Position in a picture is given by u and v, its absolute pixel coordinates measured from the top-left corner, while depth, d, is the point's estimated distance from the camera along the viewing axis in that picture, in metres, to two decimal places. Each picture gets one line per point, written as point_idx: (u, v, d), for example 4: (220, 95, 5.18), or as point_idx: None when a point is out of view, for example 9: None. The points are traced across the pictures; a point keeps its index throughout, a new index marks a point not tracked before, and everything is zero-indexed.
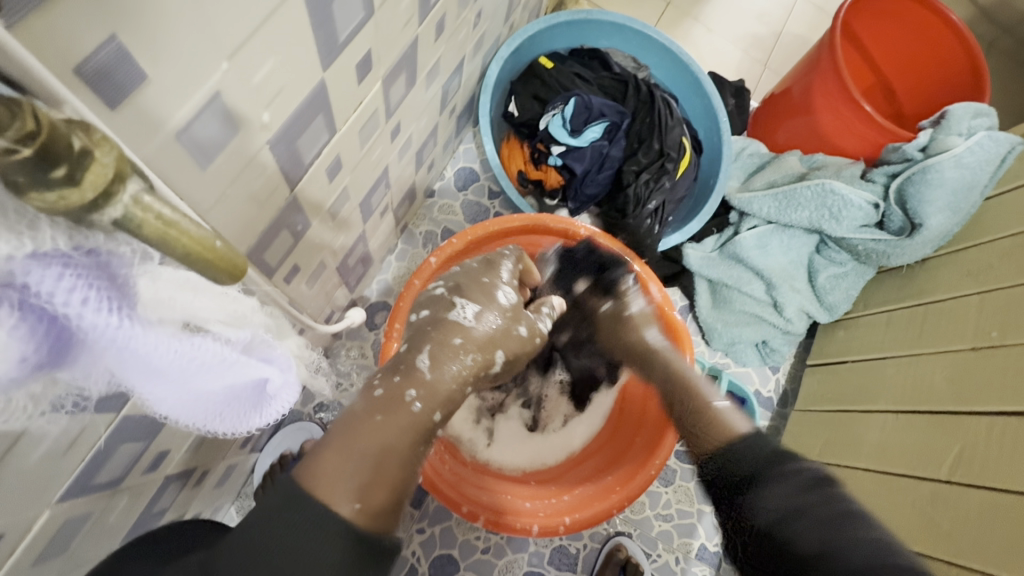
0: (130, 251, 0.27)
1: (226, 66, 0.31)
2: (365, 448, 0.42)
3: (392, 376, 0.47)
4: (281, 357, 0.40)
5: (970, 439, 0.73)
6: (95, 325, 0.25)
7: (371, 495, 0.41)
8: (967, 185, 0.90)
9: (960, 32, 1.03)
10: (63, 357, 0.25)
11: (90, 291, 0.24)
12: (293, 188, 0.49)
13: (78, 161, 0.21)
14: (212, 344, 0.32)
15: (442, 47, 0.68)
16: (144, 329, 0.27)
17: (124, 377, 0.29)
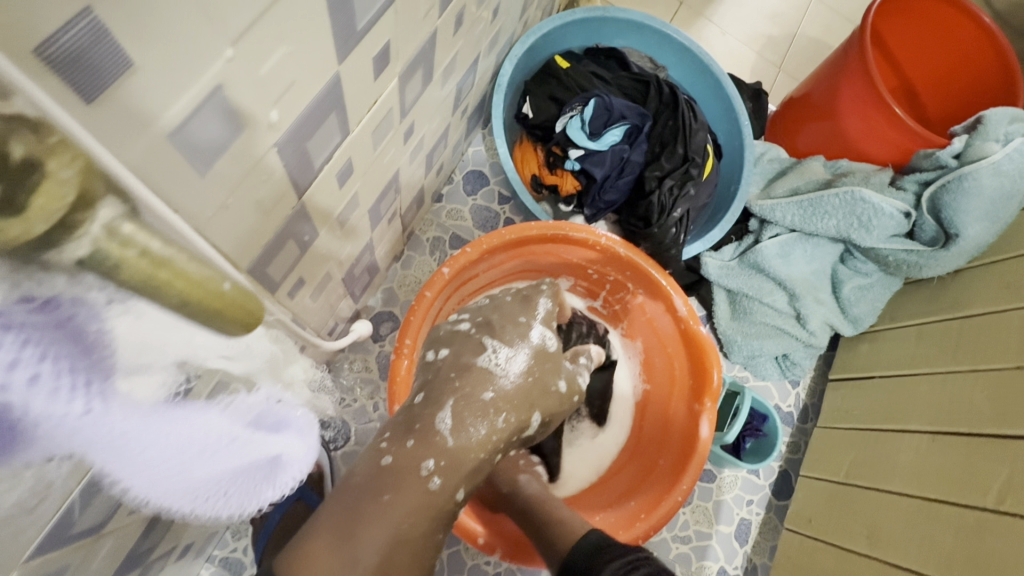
0: (99, 296, 0.23)
1: (229, 53, 0.26)
2: (382, 528, 0.44)
3: (404, 441, 0.50)
4: (298, 420, 0.40)
5: (1019, 466, 0.68)
6: (54, 413, 0.22)
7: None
8: (1006, 194, 0.85)
9: (992, 33, 0.99)
10: (14, 448, 0.22)
11: (43, 365, 0.21)
12: (301, 196, 0.43)
13: (26, 180, 0.18)
14: (216, 417, 0.31)
15: (459, 42, 0.63)
16: (123, 409, 0.25)
17: (113, 466, 0.27)
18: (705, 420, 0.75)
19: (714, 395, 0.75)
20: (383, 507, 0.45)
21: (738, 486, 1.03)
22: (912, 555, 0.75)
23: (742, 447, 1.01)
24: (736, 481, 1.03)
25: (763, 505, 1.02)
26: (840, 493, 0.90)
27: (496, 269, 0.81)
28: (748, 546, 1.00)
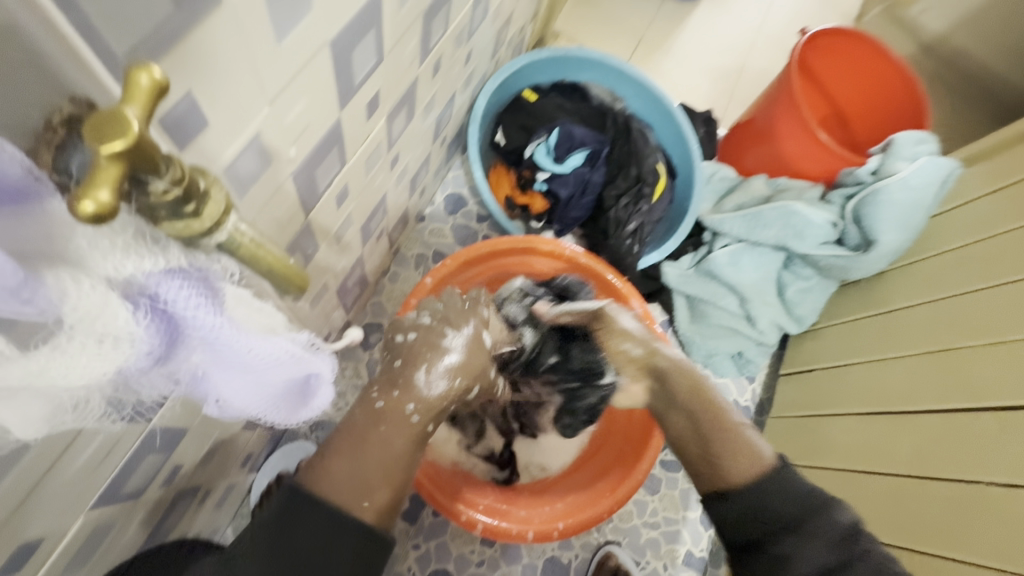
0: (221, 268, 0.31)
1: (267, 110, 0.36)
2: (374, 455, 0.53)
3: (390, 394, 0.57)
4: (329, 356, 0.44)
5: (929, 435, 0.80)
6: (201, 322, 0.29)
7: (379, 495, 0.52)
8: (914, 205, 0.99)
9: (902, 69, 1.13)
10: (173, 353, 0.30)
11: (196, 295, 0.29)
12: (307, 214, 0.53)
13: (199, 196, 0.26)
14: (287, 341, 0.36)
15: (437, 84, 0.74)
16: (238, 331, 0.32)
17: (212, 373, 0.33)
18: None
19: None
20: (377, 441, 0.54)
21: None
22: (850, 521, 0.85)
23: None
24: None
25: None
26: None
27: (474, 280, 0.92)
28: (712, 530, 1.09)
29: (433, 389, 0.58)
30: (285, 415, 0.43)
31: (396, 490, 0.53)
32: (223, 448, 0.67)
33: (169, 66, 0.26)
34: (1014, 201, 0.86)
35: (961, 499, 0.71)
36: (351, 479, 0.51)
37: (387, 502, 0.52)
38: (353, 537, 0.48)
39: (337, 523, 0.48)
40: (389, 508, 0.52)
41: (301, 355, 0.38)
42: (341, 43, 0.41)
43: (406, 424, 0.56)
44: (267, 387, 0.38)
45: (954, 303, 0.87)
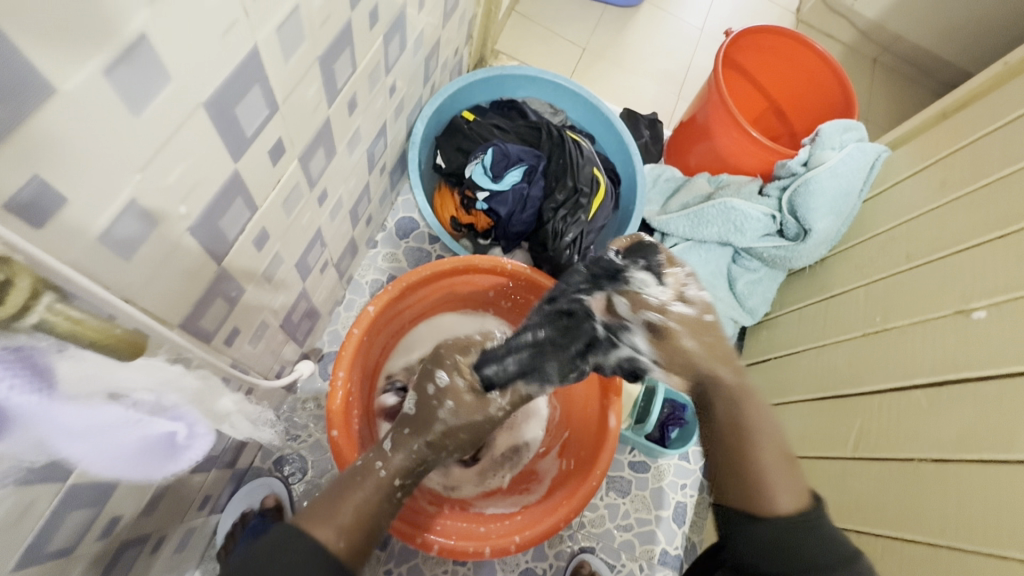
0: (48, 344, 0.35)
1: (138, 177, 0.38)
2: (349, 503, 0.55)
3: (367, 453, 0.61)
4: (189, 413, 0.51)
5: (868, 417, 0.81)
6: (19, 403, 0.34)
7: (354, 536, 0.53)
8: (845, 192, 1.03)
9: (830, 61, 1.17)
10: (5, 430, 0.33)
11: (16, 379, 0.33)
12: (220, 262, 0.54)
13: None
14: (116, 407, 0.41)
15: (358, 118, 0.76)
16: (64, 400, 0.37)
17: (49, 447, 0.38)
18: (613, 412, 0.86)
19: (618, 390, 0.87)
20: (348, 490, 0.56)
21: (671, 472, 1.13)
22: None
23: (668, 435, 1.11)
24: (669, 468, 1.13)
25: (695, 487, 1.13)
26: None
27: (417, 302, 0.93)
28: (686, 527, 1.09)
29: (397, 452, 0.61)
30: (149, 475, 0.50)
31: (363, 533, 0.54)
32: (171, 495, 0.68)
33: (4, 160, 0.28)
34: (934, 181, 0.90)
35: (900, 477, 0.73)
36: (330, 528, 0.51)
37: (359, 540, 0.53)
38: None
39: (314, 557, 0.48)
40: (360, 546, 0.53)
41: (142, 417, 0.44)
42: (218, 104, 0.43)
43: (375, 478, 0.58)
44: (117, 451, 0.44)
45: (886, 284, 0.90)
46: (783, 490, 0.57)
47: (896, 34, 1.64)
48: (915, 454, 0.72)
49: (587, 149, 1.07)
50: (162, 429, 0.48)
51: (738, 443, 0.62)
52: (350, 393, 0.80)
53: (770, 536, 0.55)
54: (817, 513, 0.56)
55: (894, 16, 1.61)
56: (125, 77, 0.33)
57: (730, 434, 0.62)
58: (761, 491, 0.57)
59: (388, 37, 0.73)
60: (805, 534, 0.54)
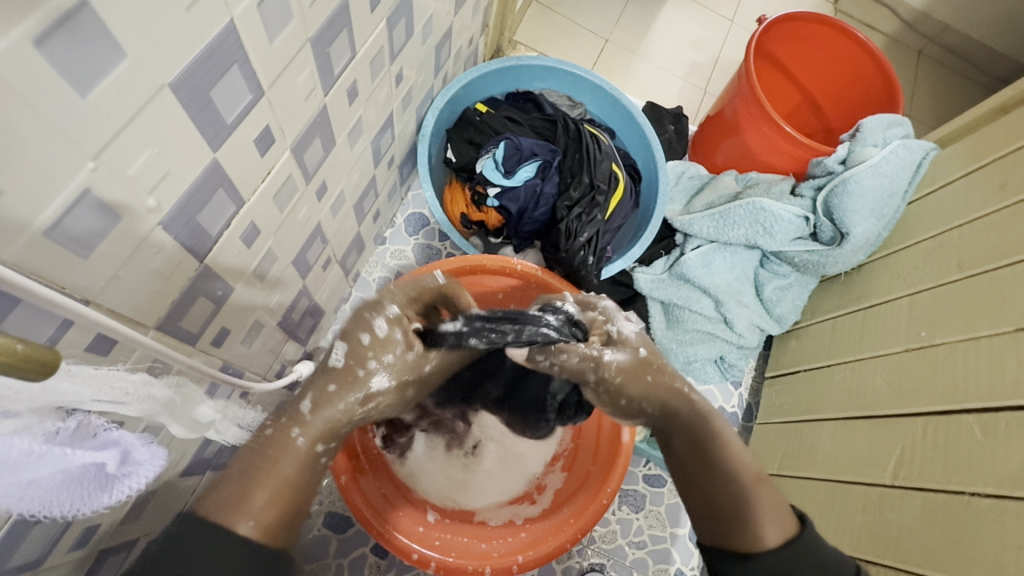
0: None
1: (92, 165, 0.34)
2: (268, 478, 0.51)
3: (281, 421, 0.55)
4: (124, 438, 0.39)
5: (909, 441, 0.74)
6: None
7: (265, 514, 0.49)
8: (887, 193, 0.94)
9: (874, 51, 1.08)
10: None
11: None
12: (202, 259, 0.51)
13: None
14: (17, 437, 0.32)
15: (360, 107, 0.72)
16: None
17: None
18: (626, 426, 0.81)
19: None
20: (268, 462, 0.52)
21: None
22: (834, 537, 0.79)
23: None
24: None
25: None
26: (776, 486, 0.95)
27: None
28: None
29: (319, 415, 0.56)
30: (78, 509, 0.38)
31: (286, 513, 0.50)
32: (157, 500, 0.65)
33: None
34: (990, 183, 0.81)
35: (943, 510, 0.66)
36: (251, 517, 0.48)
37: (276, 521, 0.49)
38: (242, 556, 0.46)
39: (217, 538, 0.45)
40: (280, 528, 0.49)
41: (58, 449, 0.35)
42: (189, 86, 0.39)
43: (295, 453, 0.54)
44: (21, 489, 0.33)
45: (932, 295, 0.82)
46: (770, 522, 0.54)
47: (943, 24, 1.53)
48: (963, 487, 0.65)
49: (605, 143, 1.01)
50: (85, 459, 0.36)
51: (708, 464, 0.59)
52: None
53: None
54: (807, 532, 0.55)
55: (942, 4, 1.50)
56: (61, 49, 0.29)
57: (697, 429, 0.60)
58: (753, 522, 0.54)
59: (393, 20, 0.68)
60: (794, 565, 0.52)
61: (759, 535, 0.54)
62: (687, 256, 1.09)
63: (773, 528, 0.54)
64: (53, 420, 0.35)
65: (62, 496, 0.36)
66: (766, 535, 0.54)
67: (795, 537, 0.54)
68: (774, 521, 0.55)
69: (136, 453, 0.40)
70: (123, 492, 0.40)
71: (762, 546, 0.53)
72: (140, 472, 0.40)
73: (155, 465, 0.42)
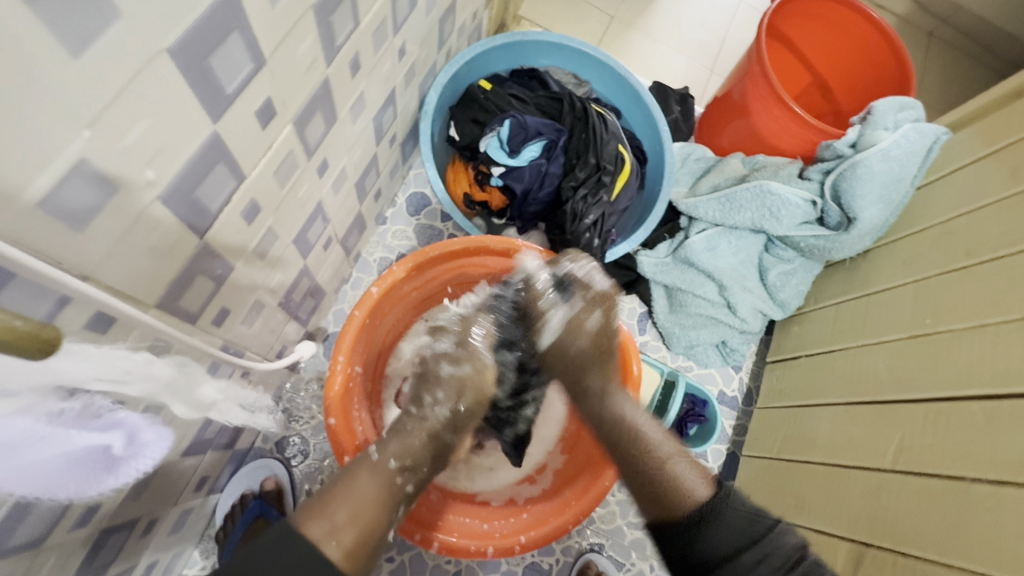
0: None
1: (86, 134, 0.32)
2: (346, 498, 0.54)
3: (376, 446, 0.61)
4: (131, 420, 0.40)
5: (912, 427, 0.74)
6: None
7: (346, 535, 0.51)
8: (897, 177, 0.93)
9: (887, 31, 1.06)
10: None
11: None
12: (202, 236, 0.49)
13: None
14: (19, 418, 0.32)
15: (363, 82, 0.70)
16: None
17: None
18: None
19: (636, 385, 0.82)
20: (346, 483, 0.56)
21: None
22: (832, 520, 0.80)
23: (686, 433, 1.05)
24: None
25: None
26: (776, 469, 0.95)
27: (424, 284, 0.87)
28: None
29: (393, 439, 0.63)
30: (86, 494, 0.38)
31: (363, 534, 0.53)
32: (159, 479, 0.64)
33: None
34: (1003, 168, 0.80)
35: (945, 495, 0.66)
36: (323, 522, 0.51)
37: (357, 544, 0.52)
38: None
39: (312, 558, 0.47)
40: (360, 551, 0.52)
41: (58, 430, 0.34)
42: (187, 53, 0.37)
43: (381, 470, 0.59)
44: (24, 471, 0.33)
45: (937, 282, 0.81)
46: (692, 481, 0.62)
47: (957, 5, 1.49)
48: (965, 473, 0.65)
49: (612, 123, 0.99)
50: (89, 442, 0.36)
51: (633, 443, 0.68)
52: (350, 378, 0.76)
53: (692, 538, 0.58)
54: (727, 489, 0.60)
55: None
56: (51, 8, 0.27)
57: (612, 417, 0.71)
58: (671, 482, 0.62)
59: None
60: (720, 525, 0.57)
61: (677, 501, 0.60)
62: (691, 240, 1.07)
63: (690, 482, 0.62)
64: (55, 399, 0.34)
65: (70, 480, 0.36)
66: (686, 498, 0.60)
67: (713, 495, 0.60)
68: (686, 480, 0.62)
69: (144, 434, 0.42)
70: (129, 475, 0.40)
71: (681, 501, 0.60)
72: (149, 453, 0.42)
73: (158, 449, 0.43)
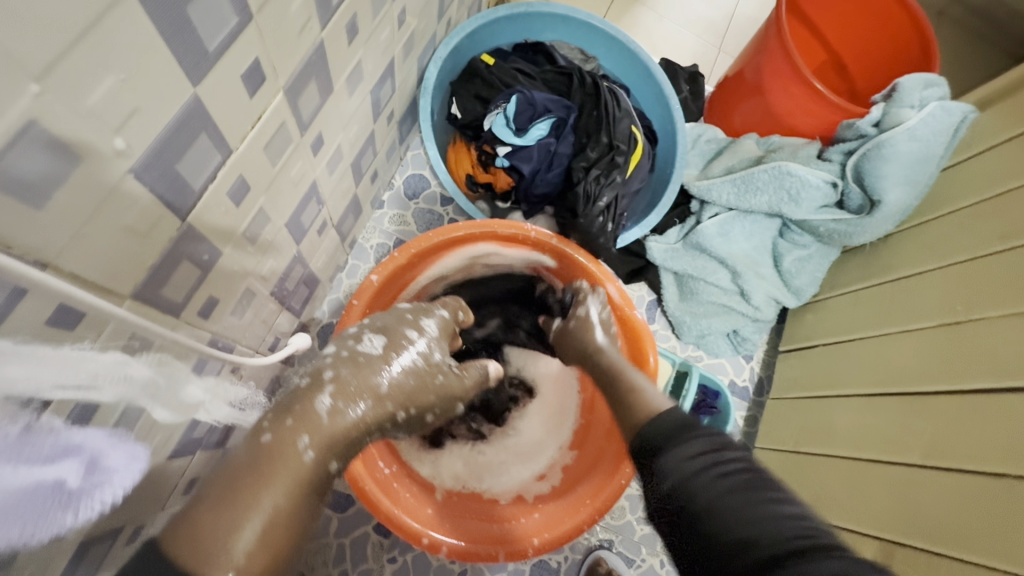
0: None
1: (36, 89, 0.27)
2: (249, 509, 0.41)
3: (281, 419, 0.47)
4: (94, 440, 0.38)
5: (944, 420, 0.71)
6: None
7: (252, 554, 0.40)
8: (923, 158, 0.88)
9: (910, 4, 1.00)
10: None
11: None
12: (185, 217, 0.43)
13: None
14: None
15: (360, 50, 0.63)
16: None
17: None
18: None
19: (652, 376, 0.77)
20: (254, 479, 0.43)
21: None
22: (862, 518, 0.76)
23: None
24: None
25: None
26: (793, 462, 0.92)
27: (426, 273, 0.82)
28: None
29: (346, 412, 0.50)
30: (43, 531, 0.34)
31: (277, 554, 0.42)
32: (143, 485, 0.59)
33: None
34: None
35: (981, 492, 0.63)
36: (203, 532, 0.39)
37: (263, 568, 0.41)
38: None
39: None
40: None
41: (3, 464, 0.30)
42: None
43: (291, 463, 0.45)
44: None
45: (967, 268, 0.78)
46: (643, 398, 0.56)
47: None
48: (1003, 469, 0.62)
49: (624, 100, 0.93)
50: (55, 471, 0.33)
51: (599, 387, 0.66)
52: None
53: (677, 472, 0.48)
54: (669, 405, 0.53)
55: None
56: None
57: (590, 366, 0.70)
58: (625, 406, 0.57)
59: None
60: (648, 428, 0.52)
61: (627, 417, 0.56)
62: (703, 224, 1.03)
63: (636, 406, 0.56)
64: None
65: (17, 520, 0.31)
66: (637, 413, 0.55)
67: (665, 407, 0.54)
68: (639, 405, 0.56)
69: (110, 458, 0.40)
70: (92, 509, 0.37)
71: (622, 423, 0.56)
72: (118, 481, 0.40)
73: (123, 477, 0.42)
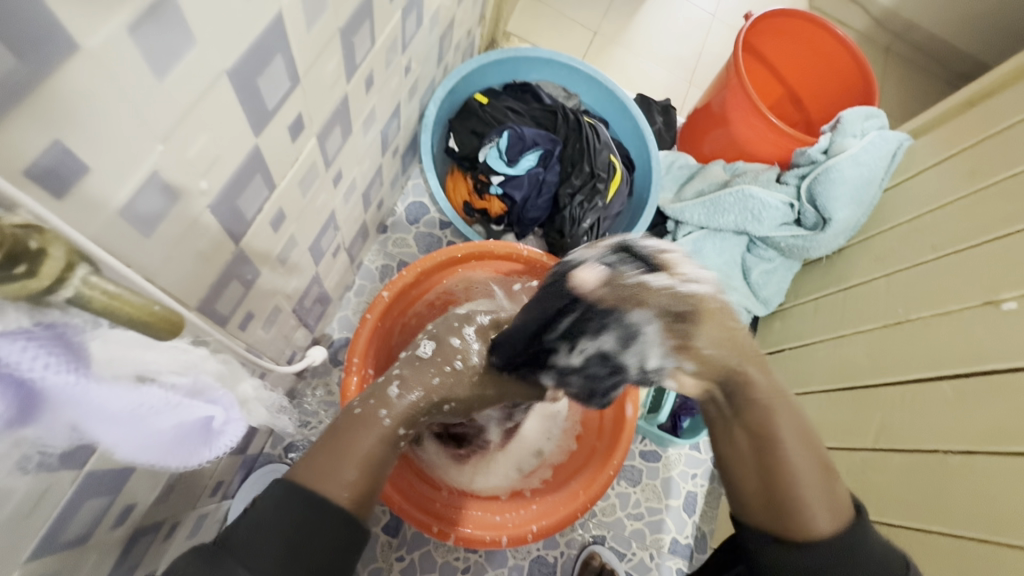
0: (82, 320, 0.33)
1: (160, 148, 0.36)
2: (353, 451, 0.54)
3: (367, 401, 0.60)
4: (225, 397, 0.46)
5: (891, 407, 0.81)
6: (56, 383, 0.31)
7: (356, 486, 0.52)
8: (866, 181, 1.01)
9: (851, 47, 1.15)
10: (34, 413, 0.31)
11: (50, 357, 0.30)
12: (238, 242, 0.52)
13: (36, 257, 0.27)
14: (156, 390, 0.38)
15: (374, 97, 0.74)
16: (102, 387, 0.34)
17: (82, 422, 0.35)
18: (630, 401, 0.85)
19: None
20: (349, 437, 0.56)
21: (682, 462, 1.12)
22: None
23: (679, 425, 1.10)
24: (680, 458, 1.12)
25: (706, 476, 1.12)
26: None
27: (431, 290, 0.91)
28: (696, 516, 1.09)
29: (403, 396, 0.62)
30: (186, 462, 0.45)
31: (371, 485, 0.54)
32: (183, 483, 0.66)
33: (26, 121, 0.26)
34: (961, 170, 0.88)
35: (923, 468, 0.73)
36: (331, 479, 0.51)
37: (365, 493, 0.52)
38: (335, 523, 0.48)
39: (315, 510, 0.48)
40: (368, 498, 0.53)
41: (177, 401, 0.40)
42: (241, 74, 0.40)
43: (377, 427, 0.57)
44: (151, 437, 0.40)
45: (907, 275, 0.89)
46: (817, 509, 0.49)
47: (910, 22, 1.62)
48: (940, 446, 0.71)
49: (604, 133, 1.05)
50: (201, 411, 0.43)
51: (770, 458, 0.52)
52: (364, 379, 0.79)
53: (806, 566, 0.48)
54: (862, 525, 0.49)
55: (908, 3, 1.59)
56: (149, 37, 0.30)
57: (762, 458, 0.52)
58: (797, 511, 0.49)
59: (406, 12, 0.70)
60: (835, 549, 0.48)
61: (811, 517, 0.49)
62: (678, 242, 1.14)
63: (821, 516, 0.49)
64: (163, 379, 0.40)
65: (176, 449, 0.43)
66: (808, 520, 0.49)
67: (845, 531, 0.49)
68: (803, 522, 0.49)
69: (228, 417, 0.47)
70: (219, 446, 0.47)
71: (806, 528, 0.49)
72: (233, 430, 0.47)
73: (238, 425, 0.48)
